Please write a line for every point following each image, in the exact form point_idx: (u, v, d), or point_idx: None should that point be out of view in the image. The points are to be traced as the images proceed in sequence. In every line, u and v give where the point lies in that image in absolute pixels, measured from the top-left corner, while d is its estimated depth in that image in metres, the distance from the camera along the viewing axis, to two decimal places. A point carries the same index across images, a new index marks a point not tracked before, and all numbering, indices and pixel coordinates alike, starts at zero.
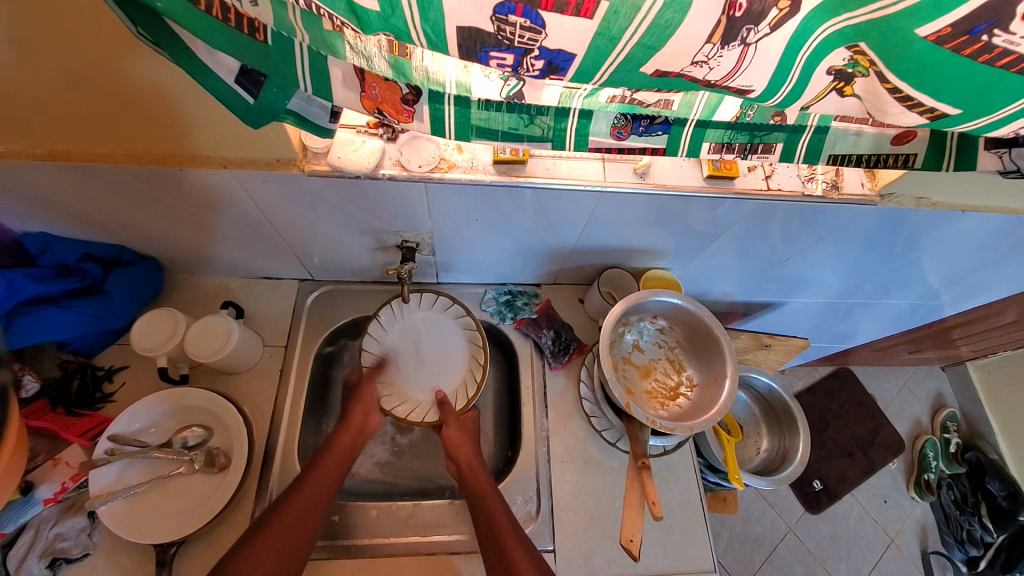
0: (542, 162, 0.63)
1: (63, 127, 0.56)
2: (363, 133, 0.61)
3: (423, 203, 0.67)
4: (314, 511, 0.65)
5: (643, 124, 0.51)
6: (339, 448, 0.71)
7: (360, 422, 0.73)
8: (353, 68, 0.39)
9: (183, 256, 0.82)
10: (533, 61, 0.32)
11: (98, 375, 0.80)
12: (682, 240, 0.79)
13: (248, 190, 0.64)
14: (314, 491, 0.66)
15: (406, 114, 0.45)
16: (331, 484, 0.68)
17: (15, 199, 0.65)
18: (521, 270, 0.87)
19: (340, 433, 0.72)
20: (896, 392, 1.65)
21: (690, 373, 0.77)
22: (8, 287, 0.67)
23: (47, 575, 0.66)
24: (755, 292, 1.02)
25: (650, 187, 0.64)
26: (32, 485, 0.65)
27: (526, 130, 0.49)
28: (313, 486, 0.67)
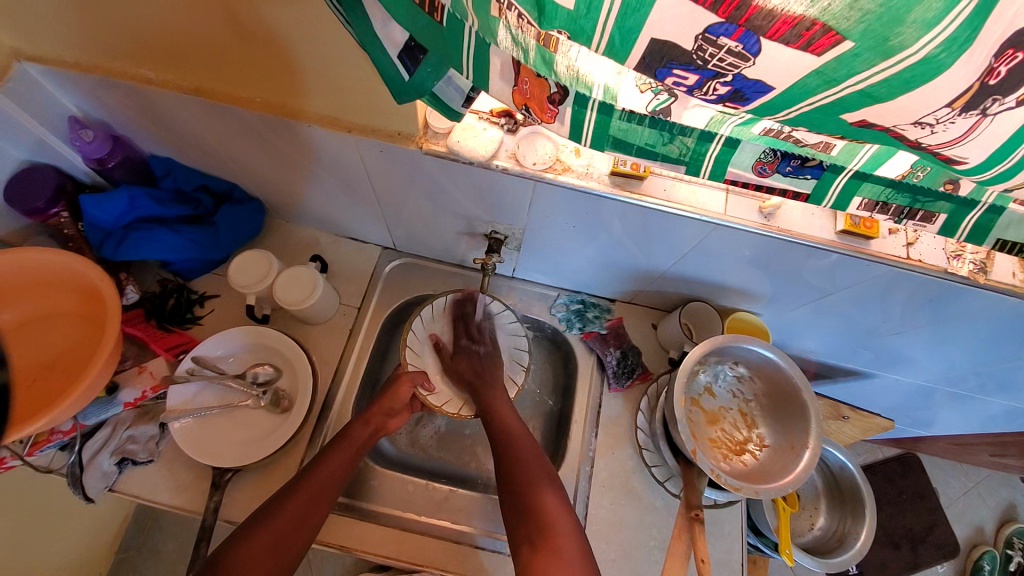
0: (661, 181, 0.60)
1: (212, 64, 0.58)
2: (485, 120, 0.60)
3: (527, 199, 0.65)
4: (293, 539, 0.63)
5: (792, 164, 0.47)
6: (333, 461, 0.69)
7: (379, 422, 0.74)
8: (512, 61, 0.38)
9: (283, 203, 0.86)
10: (718, 86, 0.30)
11: (192, 299, 0.85)
12: (784, 290, 0.73)
13: (362, 155, 0.65)
14: (335, 466, 0.69)
15: (550, 114, 0.43)
16: (313, 511, 0.65)
17: (150, 122, 0.69)
18: (599, 282, 0.84)
19: (331, 457, 0.69)
20: (964, 492, 1.47)
21: (762, 432, 0.72)
22: (129, 202, 0.75)
23: (115, 471, 0.72)
24: (844, 356, 0.93)
25: (772, 230, 0.59)
26: (118, 387, 0.72)
27: (663, 148, 0.46)
28: (290, 514, 0.64)
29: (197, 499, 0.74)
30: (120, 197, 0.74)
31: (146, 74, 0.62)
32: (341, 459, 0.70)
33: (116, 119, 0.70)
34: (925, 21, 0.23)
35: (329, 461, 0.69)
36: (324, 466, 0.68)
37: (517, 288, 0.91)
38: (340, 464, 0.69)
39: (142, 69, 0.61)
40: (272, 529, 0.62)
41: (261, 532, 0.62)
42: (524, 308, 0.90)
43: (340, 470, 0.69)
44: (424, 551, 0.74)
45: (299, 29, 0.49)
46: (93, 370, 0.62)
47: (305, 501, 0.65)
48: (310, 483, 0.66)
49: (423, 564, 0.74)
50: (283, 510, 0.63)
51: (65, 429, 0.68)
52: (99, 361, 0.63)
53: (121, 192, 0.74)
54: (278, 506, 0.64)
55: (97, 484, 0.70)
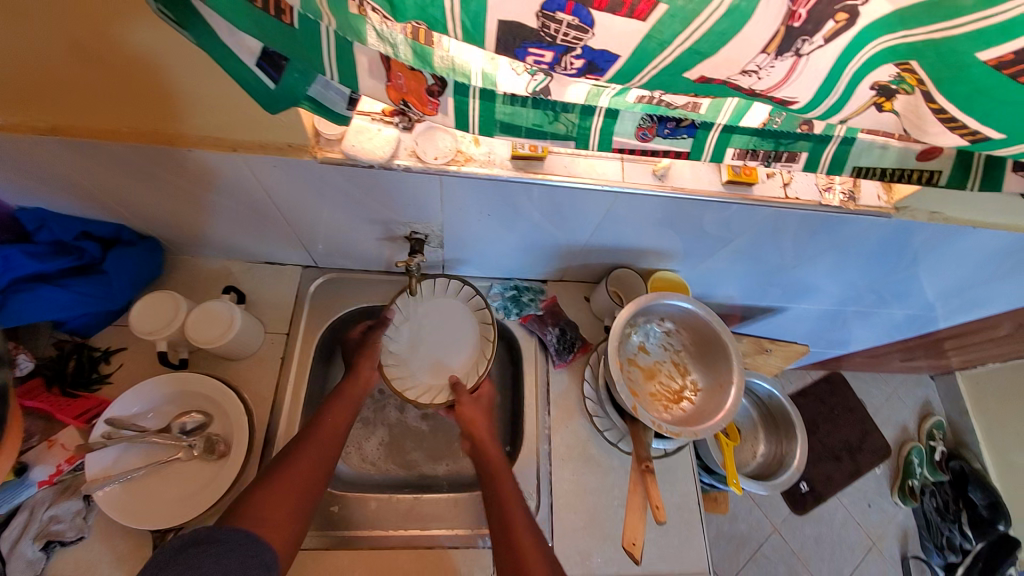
0: (561, 159, 0.62)
1: (63, 98, 0.53)
2: (378, 121, 0.59)
3: (438, 195, 0.65)
4: (309, 489, 0.63)
5: (669, 126, 0.50)
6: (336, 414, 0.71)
7: (367, 377, 0.76)
8: (380, 57, 0.38)
9: (183, 237, 0.80)
10: (573, 60, 0.31)
11: (94, 356, 0.77)
12: (692, 244, 0.79)
13: (256, 174, 0.62)
14: (337, 419, 0.71)
15: (431, 106, 0.44)
16: (324, 460, 0.66)
17: (4, 171, 0.62)
18: (528, 266, 0.86)
19: (330, 413, 0.71)
20: (885, 398, 1.66)
21: (695, 377, 0.77)
22: (1, 264, 0.65)
23: (41, 557, 0.65)
24: (759, 296, 1.02)
25: (668, 190, 0.63)
26: (27, 466, 0.64)
27: (551, 126, 0.48)
28: (305, 462, 0.64)
29: (140, 567, 0.68)
30: None
31: None
32: (341, 412, 0.72)
33: None
34: None
35: (328, 417, 0.70)
36: (329, 419, 0.70)
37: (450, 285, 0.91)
38: (337, 421, 0.71)
39: None
40: (289, 478, 0.62)
41: (279, 484, 0.61)
42: None
43: (339, 429, 0.70)
44: (397, 560, 0.74)
45: (162, 53, 0.46)
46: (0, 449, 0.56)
47: (314, 455, 0.66)
48: (317, 435, 0.68)
49: None
50: (297, 462, 0.64)
51: None
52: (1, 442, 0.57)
53: None
54: (291, 460, 0.64)
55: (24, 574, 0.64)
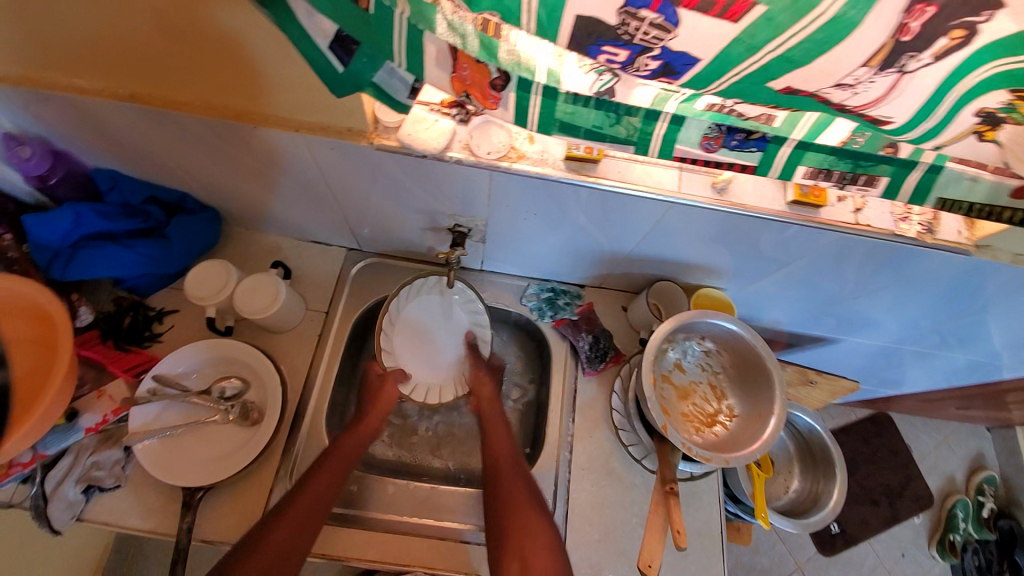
0: (616, 163, 0.60)
1: (145, 69, 0.56)
2: (436, 111, 0.58)
3: (486, 190, 0.64)
4: (297, 548, 0.61)
5: (738, 138, 0.47)
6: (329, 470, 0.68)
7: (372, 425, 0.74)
8: (448, 47, 0.37)
9: (239, 210, 0.83)
10: (648, 60, 0.30)
11: (149, 315, 0.82)
12: (744, 263, 0.75)
13: (313, 154, 0.63)
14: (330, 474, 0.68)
15: (492, 100, 0.43)
16: (309, 524, 0.63)
17: (89, 135, 0.66)
18: (568, 269, 0.85)
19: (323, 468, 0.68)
20: (934, 445, 1.54)
21: (731, 402, 0.74)
22: (73, 220, 0.71)
23: (81, 501, 0.70)
24: (810, 324, 0.96)
25: (726, 205, 0.60)
26: (77, 412, 0.68)
27: (611, 129, 0.46)
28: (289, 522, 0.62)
29: (169, 520, 0.72)
30: (64, 214, 0.70)
31: (77, 83, 0.58)
32: (340, 463, 0.69)
33: (53, 133, 0.67)
34: None
35: (318, 474, 0.67)
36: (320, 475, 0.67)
37: (487, 280, 0.90)
38: (327, 482, 0.67)
39: (73, 78, 0.58)
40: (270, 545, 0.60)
41: (261, 554, 0.59)
42: (495, 299, 0.89)
43: (328, 489, 0.67)
44: (410, 549, 0.74)
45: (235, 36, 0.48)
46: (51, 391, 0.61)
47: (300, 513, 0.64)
48: (306, 495, 0.65)
49: (408, 563, 0.73)
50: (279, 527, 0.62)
51: (24, 461, 0.65)
52: (57, 381, 0.62)
53: (65, 209, 0.71)
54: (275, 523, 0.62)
55: (63, 514, 0.68)
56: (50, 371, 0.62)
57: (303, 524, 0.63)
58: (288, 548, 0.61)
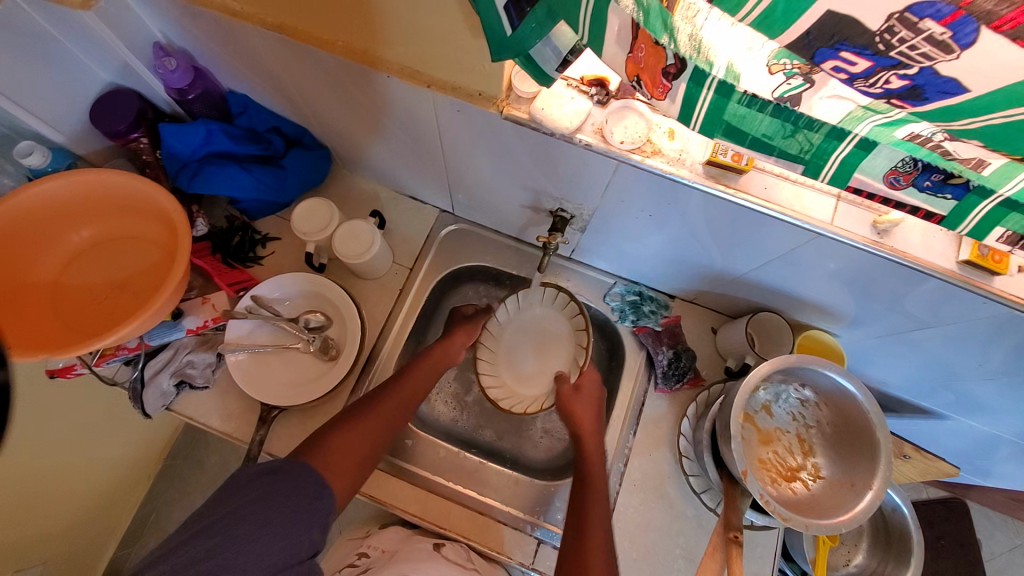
0: (762, 178, 0.53)
1: (295, 2, 0.56)
2: (574, 87, 0.55)
3: (605, 180, 0.60)
4: (384, 435, 0.65)
5: (933, 179, 0.40)
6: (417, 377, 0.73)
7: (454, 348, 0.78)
8: (632, 23, 0.35)
9: (349, 152, 0.84)
10: (892, 78, 0.26)
11: (255, 238, 0.87)
12: (872, 313, 0.66)
13: (436, 113, 0.62)
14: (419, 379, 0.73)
15: (661, 90, 0.39)
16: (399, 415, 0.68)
17: (230, 56, 0.68)
18: (663, 277, 0.79)
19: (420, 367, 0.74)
20: (1014, 550, 1.35)
21: (819, 461, 0.67)
22: (205, 136, 0.76)
23: (172, 393, 0.76)
24: (920, 393, 0.85)
25: (884, 250, 0.52)
26: (182, 313, 0.75)
27: (782, 141, 0.40)
28: (387, 409, 0.67)
29: (244, 429, 0.78)
30: (197, 130, 0.75)
31: (231, 5, 0.59)
32: (429, 369, 0.74)
33: (199, 50, 0.69)
34: None
35: (415, 373, 0.73)
36: (410, 377, 0.72)
37: (573, 270, 0.87)
38: (405, 397, 0.70)
39: (226, 0, 0.59)
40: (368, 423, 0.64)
41: (357, 427, 0.63)
42: (579, 291, 0.86)
43: (409, 404, 0.70)
44: (449, 515, 0.76)
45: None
46: (165, 298, 0.65)
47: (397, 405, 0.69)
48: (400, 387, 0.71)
49: (447, 528, 0.75)
50: (376, 408, 0.67)
51: (132, 345, 0.72)
52: (171, 285, 0.66)
53: (198, 125, 0.75)
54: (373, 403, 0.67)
55: (156, 401, 0.75)
56: (168, 275, 0.68)
57: (394, 416, 0.67)
58: (381, 429, 0.65)
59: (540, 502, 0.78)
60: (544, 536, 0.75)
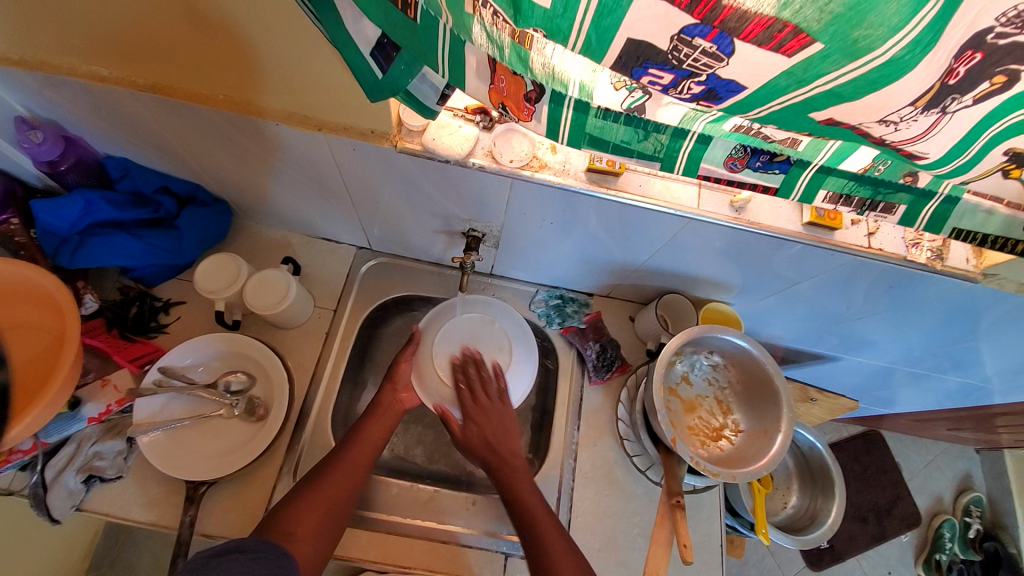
0: (637, 177, 0.60)
1: (167, 62, 0.55)
2: (460, 117, 0.59)
3: (505, 197, 0.65)
4: (345, 494, 0.66)
5: (761, 160, 0.48)
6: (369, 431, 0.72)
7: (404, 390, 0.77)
8: (488, 58, 0.38)
9: (251, 203, 0.82)
10: (693, 85, 0.31)
11: (155, 306, 0.81)
12: (754, 279, 0.76)
13: (334, 155, 0.63)
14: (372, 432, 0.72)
15: (526, 112, 0.43)
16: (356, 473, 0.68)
17: (102, 121, 0.65)
18: (578, 278, 0.85)
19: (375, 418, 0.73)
20: (922, 465, 1.56)
21: (737, 417, 0.75)
22: (84, 207, 0.70)
23: (81, 489, 0.69)
24: (812, 341, 0.97)
25: (743, 223, 0.61)
26: (80, 402, 0.67)
27: (639, 145, 0.47)
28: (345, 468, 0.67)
29: (170, 513, 0.71)
30: (74, 201, 0.70)
31: (96, 70, 0.57)
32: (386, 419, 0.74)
33: (66, 118, 0.65)
34: (897, 27, 0.25)
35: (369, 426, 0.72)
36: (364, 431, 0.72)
37: (497, 285, 0.91)
38: (366, 449, 0.70)
39: (90, 65, 0.57)
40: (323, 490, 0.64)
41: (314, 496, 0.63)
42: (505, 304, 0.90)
43: (367, 454, 0.70)
44: (411, 553, 0.74)
45: (258, 26, 0.47)
46: (58, 382, 0.60)
47: (353, 463, 0.68)
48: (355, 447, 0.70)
49: (411, 565, 0.73)
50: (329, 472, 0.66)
51: (25, 448, 0.64)
52: (62, 372, 0.61)
53: (75, 196, 0.69)
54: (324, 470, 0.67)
55: (63, 503, 0.67)
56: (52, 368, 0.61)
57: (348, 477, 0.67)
58: (340, 492, 0.65)
59: (501, 516, 0.78)
60: (510, 550, 0.76)
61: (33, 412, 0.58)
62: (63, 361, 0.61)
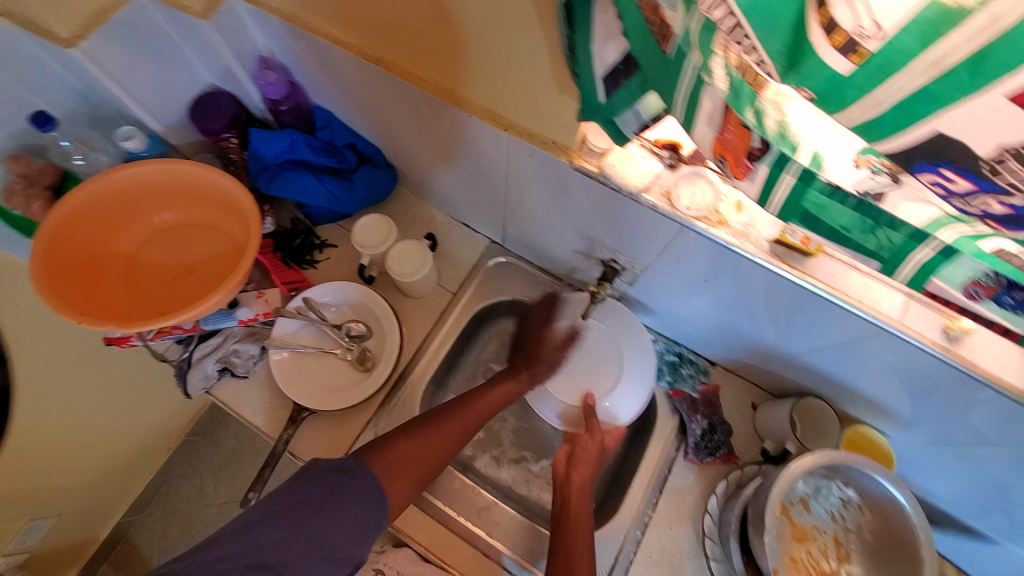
0: (829, 264, 0.52)
1: (397, 39, 0.60)
2: (646, 148, 0.55)
3: (664, 241, 0.60)
4: (444, 451, 0.67)
5: (1016, 296, 0.38)
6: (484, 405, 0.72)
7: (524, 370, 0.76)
8: (723, 107, 0.34)
9: (416, 176, 0.88)
10: (992, 202, 0.26)
11: (313, 243, 0.91)
12: (932, 420, 0.62)
13: (508, 154, 0.64)
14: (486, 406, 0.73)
15: (742, 168, 0.39)
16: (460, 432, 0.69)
17: (309, 63, 0.73)
18: (707, 342, 0.77)
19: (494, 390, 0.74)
20: None
21: (852, 569, 0.63)
22: (289, 144, 0.82)
23: (214, 377, 0.80)
24: (976, 513, 0.77)
25: (956, 359, 0.49)
26: (237, 303, 0.78)
27: (860, 236, 0.40)
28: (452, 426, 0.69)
29: (273, 425, 0.80)
30: (284, 137, 0.81)
31: (338, 35, 0.64)
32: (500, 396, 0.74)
33: (296, 66, 0.75)
34: None
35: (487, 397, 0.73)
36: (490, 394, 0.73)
37: None
38: (471, 419, 0.71)
39: (335, 30, 0.64)
40: (429, 438, 0.67)
41: (422, 439, 0.66)
42: None
43: (476, 419, 0.72)
44: (452, 551, 0.75)
45: (490, 24, 0.48)
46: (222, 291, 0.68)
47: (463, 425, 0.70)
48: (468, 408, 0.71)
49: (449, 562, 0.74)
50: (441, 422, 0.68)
51: (188, 327, 0.75)
52: (230, 283, 0.68)
53: (286, 134, 0.81)
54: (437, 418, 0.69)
55: (198, 383, 0.79)
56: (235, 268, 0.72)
57: (454, 434, 0.69)
58: (438, 447, 0.67)
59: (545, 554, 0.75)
60: None
61: (198, 307, 0.67)
62: (235, 274, 0.69)
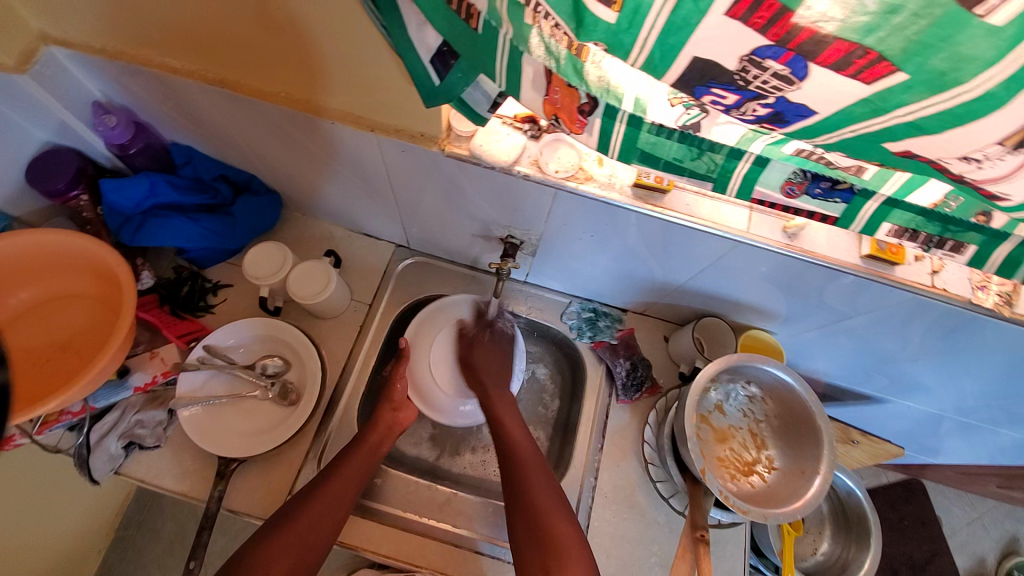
0: (684, 196, 0.59)
1: (235, 57, 0.58)
2: (509, 125, 0.60)
3: (547, 207, 0.64)
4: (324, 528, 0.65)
5: (822, 186, 0.46)
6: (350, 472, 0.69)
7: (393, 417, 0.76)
8: (544, 71, 0.39)
9: (301, 196, 0.85)
10: (757, 107, 0.31)
11: (205, 287, 0.85)
12: (801, 310, 0.73)
13: (382, 154, 0.64)
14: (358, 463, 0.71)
15: (579, 125, 0.43)
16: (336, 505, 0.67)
17: (170, 109, 0.69)
18: (613, 292, 0.84)
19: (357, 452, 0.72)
20: (967, 521, 1.41)
21: (771, 454, 0.71)
22: (148, 188, 0.75)
23: (121, 455, 0.72)
24: (858, 380, 0.92)
25: (797, 251, 0.58)
26: (128, 371, 0.72)
27: (691, 163, 0.45)
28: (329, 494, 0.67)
29: (200, 486, 0.75)
30: (140, 182, 0.74)
31: (171, 62, 0.60)
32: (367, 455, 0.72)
33: (134, 104, 0.70)
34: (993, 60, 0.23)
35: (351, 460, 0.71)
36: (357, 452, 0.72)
37: (529, 292, 0.90)
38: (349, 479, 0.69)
39: (166, 57, 0.60)
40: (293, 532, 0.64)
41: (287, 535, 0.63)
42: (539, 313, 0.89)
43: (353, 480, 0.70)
44: (423, 552, 0.74)
45: (323, 28, 0.49)
46: (107, 355, 0.62)
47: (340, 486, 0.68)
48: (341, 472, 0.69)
49: (422, 564, 0.74)
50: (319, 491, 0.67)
51: (75, 410, 0.69)
52: (113, 346, 0.63)
53: (142, 177, 0.74)
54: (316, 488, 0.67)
55: (103, 466, 0.71)
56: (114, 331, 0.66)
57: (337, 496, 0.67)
58: (319, 525, 0.65)
59: None
60: None
61: (80, 381, 0.60)
62: (115, 335, 0.63)
